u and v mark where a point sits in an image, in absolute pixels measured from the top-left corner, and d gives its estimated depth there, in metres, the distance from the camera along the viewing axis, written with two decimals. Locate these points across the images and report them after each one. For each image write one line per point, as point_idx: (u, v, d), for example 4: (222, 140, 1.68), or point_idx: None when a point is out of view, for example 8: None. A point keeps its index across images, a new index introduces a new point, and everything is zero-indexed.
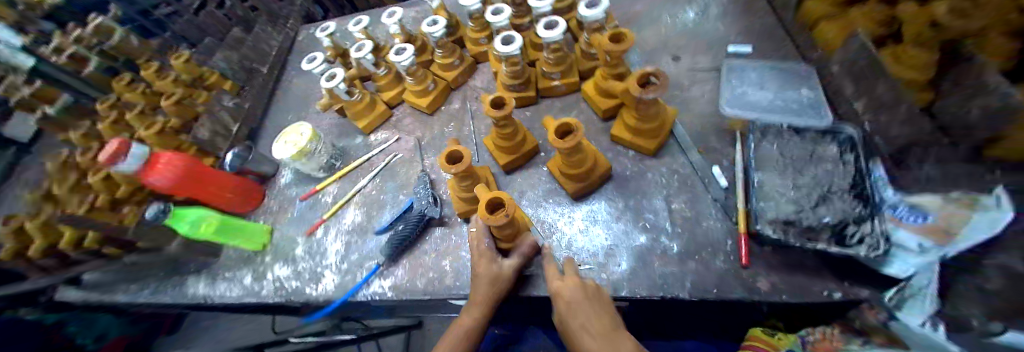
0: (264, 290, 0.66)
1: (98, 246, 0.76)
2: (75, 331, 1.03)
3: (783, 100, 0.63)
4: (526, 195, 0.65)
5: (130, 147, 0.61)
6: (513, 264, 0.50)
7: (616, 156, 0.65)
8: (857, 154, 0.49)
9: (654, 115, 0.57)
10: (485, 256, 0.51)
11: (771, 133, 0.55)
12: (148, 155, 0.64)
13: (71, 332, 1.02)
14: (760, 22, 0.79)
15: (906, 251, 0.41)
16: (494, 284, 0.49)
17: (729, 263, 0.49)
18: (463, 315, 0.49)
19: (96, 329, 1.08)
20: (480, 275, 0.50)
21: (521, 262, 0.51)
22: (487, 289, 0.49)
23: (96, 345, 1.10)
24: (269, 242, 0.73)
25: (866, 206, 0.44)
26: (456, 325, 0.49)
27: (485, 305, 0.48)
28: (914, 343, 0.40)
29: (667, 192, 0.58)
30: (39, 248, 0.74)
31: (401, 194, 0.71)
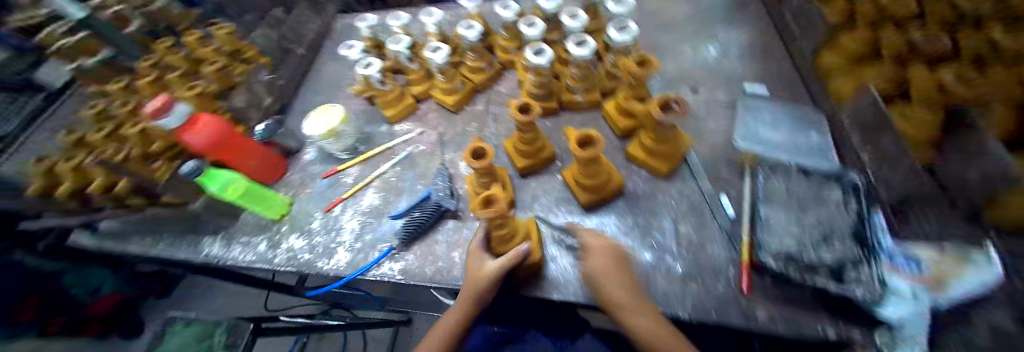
0: (277, 258, 0.69)
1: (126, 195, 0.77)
2: (71, 283, 0.98)
3: (793, 142, 0.66)
4: (539, 201, 0.67)
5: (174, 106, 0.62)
6: (496, 267, 0.49)
7: (630, 174, 0.68)
8: (860, 202, 0.52)
9: (670, 136, 0.61)
10: (478, 256, 0.53)
11: (780, 171, 0.58)
12: (189, 115, 0.65)
13: (67, 283, 0.97)
14: (778, 67, 0.83)
15: (898, 296, 0.44)
16: (480, 283, 0.49)
17: (730, 289, 0.52)
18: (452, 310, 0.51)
19: (93, 283, 1.04)
20: (472, 273, 0.51)
21: (506, 266, 0.49)
22: (475, 286, 0.49)
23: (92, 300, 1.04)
24: (287, 213, 0.76)
25: (865, 251, 0.47)
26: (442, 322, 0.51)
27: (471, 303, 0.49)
28: None
29: (675, 215, 0.62)
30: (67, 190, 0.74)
31: (419, 184, 0.74)
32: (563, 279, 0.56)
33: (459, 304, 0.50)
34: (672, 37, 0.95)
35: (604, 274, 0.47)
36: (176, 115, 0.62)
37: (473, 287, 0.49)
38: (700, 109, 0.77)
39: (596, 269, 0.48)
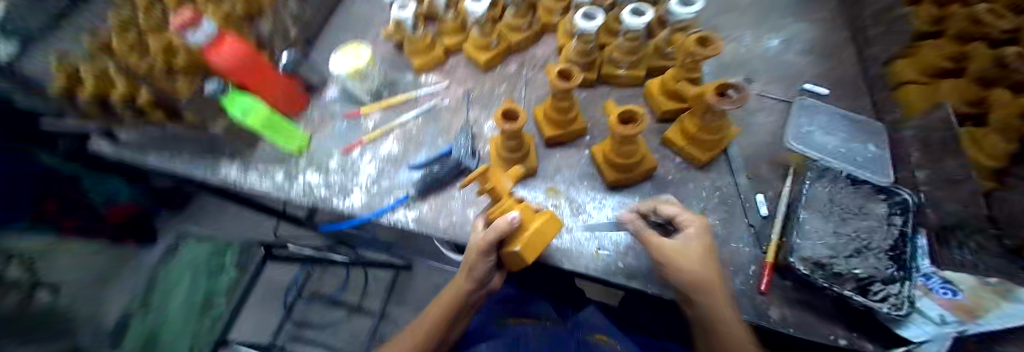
0: (292, 189, 0.69)
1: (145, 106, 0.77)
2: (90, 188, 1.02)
3: (847, 151, 0.62)
4: (562, 173, 0.65)
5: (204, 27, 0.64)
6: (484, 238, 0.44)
7: (663, 159, 0.65)
8: (906, 220, 0.49)
9: (720, 126, 0.57)
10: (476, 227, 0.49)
11: (827, 177, 0.55)
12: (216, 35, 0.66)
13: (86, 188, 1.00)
14: (843, 68, 0.76)
15: (927, 318, 0.43)
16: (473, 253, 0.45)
17: (747, 286, 0.51)
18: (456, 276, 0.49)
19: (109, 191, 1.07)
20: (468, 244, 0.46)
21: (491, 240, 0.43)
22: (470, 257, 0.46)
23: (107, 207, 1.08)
24: (307, 148, 0.74)
25: (900, 269, 0.46)
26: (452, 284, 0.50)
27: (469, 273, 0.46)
28: None
29: (704, 205, 0.59)
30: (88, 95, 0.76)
31: (441, 138, 0.72)
32: (574, 251, 0.54)
33: (460, 278, 0.48)
34: (731, 20, 0.87)
35: (698, 256, 0.41)
36: (204, 30, 0.65)
37: (466, 261, 0.47)
38: (749, 101, 0.72)
39: (688, 249, 0.41)
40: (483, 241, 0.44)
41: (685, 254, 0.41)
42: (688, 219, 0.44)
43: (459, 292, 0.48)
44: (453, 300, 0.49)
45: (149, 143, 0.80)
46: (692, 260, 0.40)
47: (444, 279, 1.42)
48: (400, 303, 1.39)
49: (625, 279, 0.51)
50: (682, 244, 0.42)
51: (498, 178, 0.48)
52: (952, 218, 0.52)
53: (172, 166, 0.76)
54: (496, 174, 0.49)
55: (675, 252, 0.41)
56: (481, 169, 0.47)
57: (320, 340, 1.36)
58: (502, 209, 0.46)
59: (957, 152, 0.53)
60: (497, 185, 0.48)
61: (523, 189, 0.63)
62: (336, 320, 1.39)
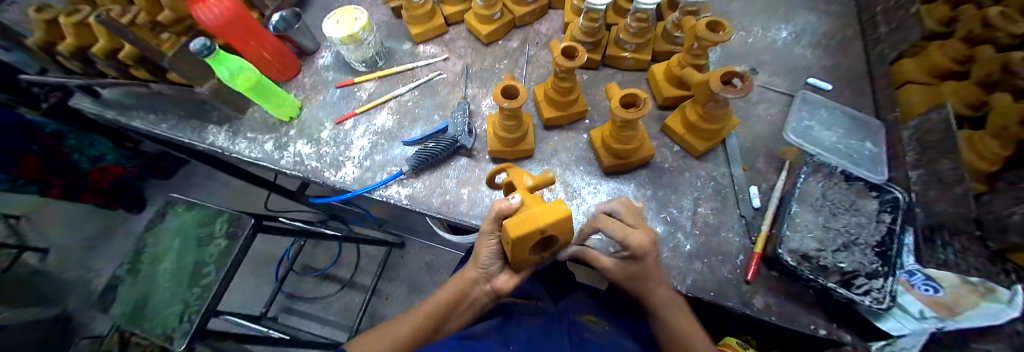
0: (283, 160, 0.67)
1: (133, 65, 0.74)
2: (73, 146, 1.05)
3: (845, 147, 0.62)
4: (558, 156, 0.64)
5: None
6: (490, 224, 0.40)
7: (660, 146, 0.64)
8: (895, 217, 0.51)
9: (723, 116, 0.55)
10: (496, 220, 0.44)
11: (822, 173, 0.55)
12: None
13: (69, 145, 1.04)
14: (850, 63, 0.75)
15: (908, 313, 0.45)
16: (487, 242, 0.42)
17: (735, 275, 0.52)
18: (469, 267, 0.47)
19: (94, 151, 1.10)
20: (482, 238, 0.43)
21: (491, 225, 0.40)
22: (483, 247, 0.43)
23: (90, 166, 1.12)
24: (298, 117, 0.73)
25: (884, 264, 0.47)
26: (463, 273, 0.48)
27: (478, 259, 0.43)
28: None
29: (698, 194, 0.59)
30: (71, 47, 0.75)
31: (437, 114, 0.71)
32: None
33: (470, 267, 0.47)
34: (741, 8, 0.84)
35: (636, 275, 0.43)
36: None
37: (476, 249, 0.44)
38: (753, 92, 0.71)
39: (620, 268, 0.44)
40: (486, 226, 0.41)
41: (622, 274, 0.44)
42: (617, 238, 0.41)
43: (459, 284, 0.48)
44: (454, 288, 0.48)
45: (143, 106, 0.79)
46: (624, 276, 0.45)
47: (437, 255, 1.43)
48: (393, 277, 1.40)
49: None
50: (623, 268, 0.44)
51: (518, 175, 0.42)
52: (936, 218, 0.54)
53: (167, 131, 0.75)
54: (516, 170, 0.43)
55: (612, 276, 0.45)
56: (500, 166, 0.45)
57: (314, 309, 1.38)
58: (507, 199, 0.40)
59: (955, 153, 0.53)
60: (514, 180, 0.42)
61: None
62: (329, 292, 1.41)
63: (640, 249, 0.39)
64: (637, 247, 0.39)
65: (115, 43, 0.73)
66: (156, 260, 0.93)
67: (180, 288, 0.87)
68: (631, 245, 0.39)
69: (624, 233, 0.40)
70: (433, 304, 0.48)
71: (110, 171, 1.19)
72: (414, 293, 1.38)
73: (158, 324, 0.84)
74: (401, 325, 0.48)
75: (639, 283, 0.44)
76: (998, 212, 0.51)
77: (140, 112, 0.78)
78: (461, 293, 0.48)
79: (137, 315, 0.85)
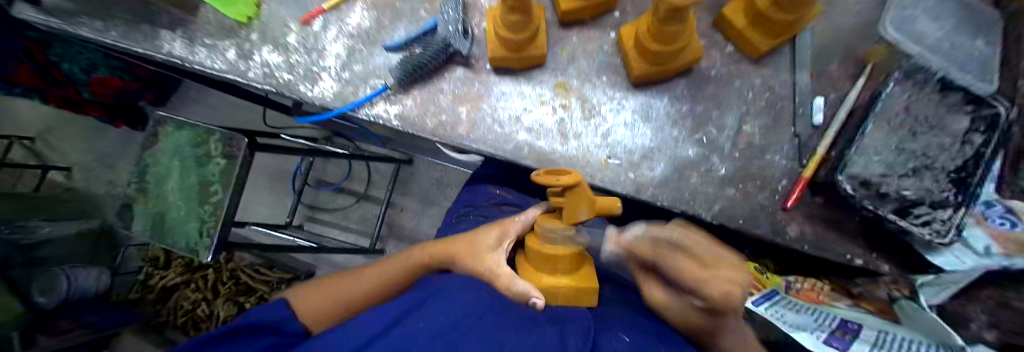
0: (250, 71, 0.56)
1: None
2: None
3: (953, 44, 0.48)
4: (577, 63, 0.52)
5: None
6: (491, 236, 0.44)
7: (709, 46, 0.51)
8: (987, 137, 0.40)
9: (805, 1, 0.40)
10: (501, 223, 0.46)
11: (914, 80, 0.44)
12: None
13: None
14: None
15: (970, 249, 0.38)
16: (475, 236, 0.45)
17: (771, 202, 0.48)
18: (437, 245, 0.49)
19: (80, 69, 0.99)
20: (472, 232, 0.46)
21: (495, 243, 0.44)
22: (468, 236, 0.46)
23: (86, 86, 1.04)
24: (258, 17, 0.59)
25: (958, 193, 0.40)
26: (424, 248, 0.49)
27: (457, 244, 0.46)
28: (905, 316, 0.35)
29: (746, 110, 0.49)
30: None
31: (424, 9, 0.57)
32: (587, 159, 0.49)
33: (440, 245, 0.49)
34: None
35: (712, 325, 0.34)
36: None
37: (458, 238, 0.47)
38: None
39: (686, 306, 0.37)
40: (483, 241, 0.44)
41: (680, 317, 0.37)
42: (686, 281, 0.34)
43: (421, 260, 0.48)
44: (422, 256, 0.48)
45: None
46: (694, 320, 0.36)
47: (447, 171, 1.40)
48: (405, 192, 1.42)
49: (632, 190, 0.48)
50: (685, 310, 0.37)
51: (576, 206, 0.35)
52: None
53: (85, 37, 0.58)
54: (580, 197, 0.35)
55: (672, 313, 0.38)
56: (570, 183, 0.33)
57: (335, 219, 1.45)
58: (550, 235, 0.38)
59: None
60: (569, 207, 0.36)
61: (527, 85, 0.52)
62: (346, 204, 1.45)
63: (722, 306, 0.31)
64: (718, 303, 0.30)
65: None
66: (160, 181, 0.91)
67: (194, 205, 0.87)
68: (710, 297, 0.31)
69: (698, 283, 0.32)
70: (387, 275, 0.48)
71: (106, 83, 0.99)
72: (427, 207, 1.41)
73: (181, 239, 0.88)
74: (358, 282, 0.48)
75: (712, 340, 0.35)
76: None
77: (80, 15, 0.59)
78: (419, 270, 0.48)
79: (161, 231, 0.90)
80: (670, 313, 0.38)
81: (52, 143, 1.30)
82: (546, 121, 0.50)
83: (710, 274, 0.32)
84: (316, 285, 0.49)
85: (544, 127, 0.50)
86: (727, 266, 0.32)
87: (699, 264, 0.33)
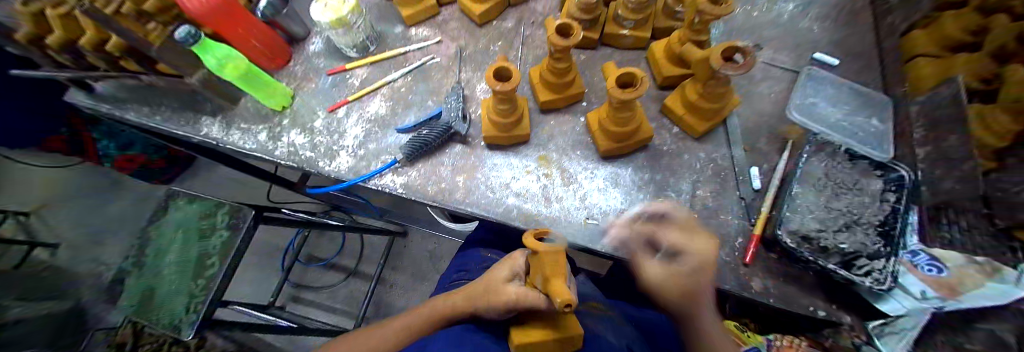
0: (277, 150, 0.65)
1: (95, 53, 0.66)
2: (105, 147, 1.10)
3: (850, 124, 0.62)
4: (555, 141, 0.63)
5: (182, 26, 0.52)
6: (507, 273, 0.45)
7: (659, 128, 0.63)
8: (899, 196, 0.50)
9: (723, 95, 0.53)
10: (508, 262, 0.47)
11: (825, 152, 0.55)
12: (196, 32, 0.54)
13: (103, 146, 1.10)
14: (858, 37, 0.72)
15: (908, 294, 0.44)
16: (495, 272, 0.46)
17: (732, 257, 0.53)
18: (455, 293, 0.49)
19: (124, 138, 1.10)
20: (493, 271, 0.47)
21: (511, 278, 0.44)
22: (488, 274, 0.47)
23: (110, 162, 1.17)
24: (290, 106, 0.71)
25: (886, 244, 0.47)
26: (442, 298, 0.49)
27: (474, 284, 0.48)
28: None
29: (697, 178, 0.59)
30: (26, 36, 0.64)
31: (431, 100, 0.70)
32: (567, 220, 0.55)
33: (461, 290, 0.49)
34: None
35: (693, 289, 0.35)
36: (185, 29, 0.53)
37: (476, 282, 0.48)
38: (756, 70, 0.68)
39: (676, 281, 0.35)
40: (497, 275, 0.45)
41: (674, 290, 0.35)
42: (682, 246, 0.35)
43: (441, 309, 0.47)
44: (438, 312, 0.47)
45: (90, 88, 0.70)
46: (679, 290, 0.35)
47: (439, 245, 1.43)
48: (396, 266, 1.42)
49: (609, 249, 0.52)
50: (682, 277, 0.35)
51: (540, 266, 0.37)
52: (944, 196, 0.52)
53: (139, 120, 0.69)
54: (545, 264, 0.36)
55: (659, 286, 0.36)
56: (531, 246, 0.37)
57: (321, 298, 1.40)
58: (524, 296, 0.39)
59: (959, 127, 0.51)
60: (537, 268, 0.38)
61: (514, 158, 0.62)
62: (334, 281, 1.43)
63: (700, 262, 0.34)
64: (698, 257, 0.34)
65: (103, 33, 0.64)
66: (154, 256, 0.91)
67: (184, 280, 0.85)
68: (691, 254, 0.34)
69: (690, 238, 0.35)
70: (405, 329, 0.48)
71: (132, 160, 1.15)
72: (417, 281, 1.39)
73: (165, 314, 0.82)
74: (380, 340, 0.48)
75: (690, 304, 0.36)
76: (1007, 189, 0.45)
77: (131, 105, 0.70)
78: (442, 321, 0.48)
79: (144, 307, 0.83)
80: (664, 286, 0.36)
81: (48, 218, 1.26)
82: (532, 187, 0.58)
83: (690, 235, 0.36)
84: (341, 343, 0.49)
85: (530, 193, 0.58)
86: (700, 235, 0.36)
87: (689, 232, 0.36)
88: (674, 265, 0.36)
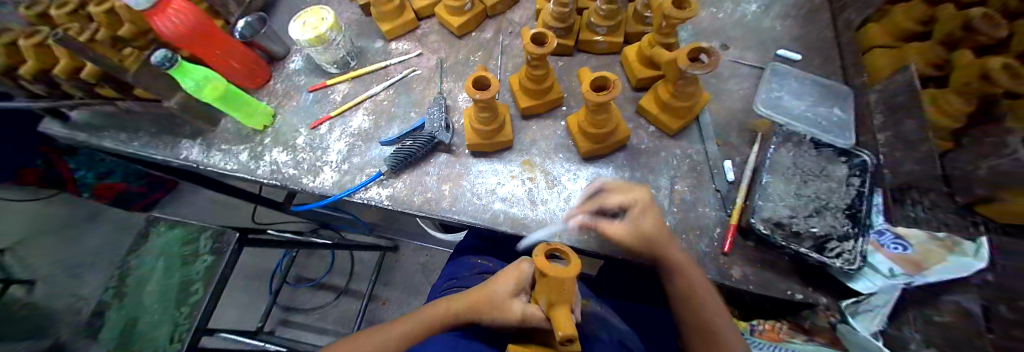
0: (259, 169, 0.65)
1: (68, 81, 0.65)
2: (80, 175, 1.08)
3: (814, 115, 0.65)
4: (537, 145, 0.64)
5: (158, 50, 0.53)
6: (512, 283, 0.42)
7: (637, 128, 0.65)
8: (863, 180, 0.52)
9: (692, 93, 0.55)
10: (512, 270, 0.44)
11: (792, 142, 0.58)
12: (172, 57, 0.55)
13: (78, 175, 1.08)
14: (818, 33, 0.77)
15: (878, 273, 0.47)
16: (499, 279, 0.44)
17: (712, 248, 0.55)
18: (455, 298, 0.47)
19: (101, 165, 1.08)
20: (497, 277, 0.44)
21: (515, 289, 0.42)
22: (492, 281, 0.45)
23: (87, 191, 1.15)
24: (272, 124, 0.70)
25: (854, 226, 0.49)
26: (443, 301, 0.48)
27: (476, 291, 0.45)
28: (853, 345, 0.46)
29: (674, 173, 0.61)
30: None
31: (413, 112, 0.71)
32: (552, 222, 0.56)
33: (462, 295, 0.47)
34: None
35: (650, 233, 0.45)
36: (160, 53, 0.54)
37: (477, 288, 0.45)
38: (724, 68, 0.72)
39: (637, 230, 0.45)
40: (501, 284, 0.43)
41: (635, 238, 0.46)
42: (629, 199, 0.46)
43: (442, 312, 0.47)
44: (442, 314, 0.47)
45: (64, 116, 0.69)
46: (642, 237, 0.45)
47: (431, 256, 1.42)
48: (389, 280, 1.40)
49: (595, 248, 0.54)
50: (634, 227, 0.46)
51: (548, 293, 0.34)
52: (905, 177, 0.54)
53: (115, 146, 0.68)
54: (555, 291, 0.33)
55: (627, 239, 0.46)
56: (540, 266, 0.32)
57: (310, 320, 1.37)
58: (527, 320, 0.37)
59: (913, 112, 0.54)
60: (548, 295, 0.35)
61: (499, 164, 0.63)
62: (325, 301, 1.40)
63: (642, 205, 0.46)
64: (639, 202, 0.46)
65: (77, 61, 0.64)
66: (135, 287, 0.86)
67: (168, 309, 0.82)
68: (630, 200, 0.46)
69: (629, 193, 0.47)
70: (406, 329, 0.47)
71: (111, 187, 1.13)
72: (411, 295, 1.38)
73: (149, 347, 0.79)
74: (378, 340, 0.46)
75: (655, 249, 0.45)
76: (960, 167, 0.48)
77: (107, 131, 0.69)
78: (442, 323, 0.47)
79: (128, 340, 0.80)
80: (628, 236, 0.46)
81: None
82: (517, 191, 0.60)
83: (632, 193, 0.48)
84: (339, 346, 0.47)
85: (516, 197, 0.59)
86: (638, 191, 0.48)
87: (629, 191, 0.48)
88: (629, 218, 0.46)
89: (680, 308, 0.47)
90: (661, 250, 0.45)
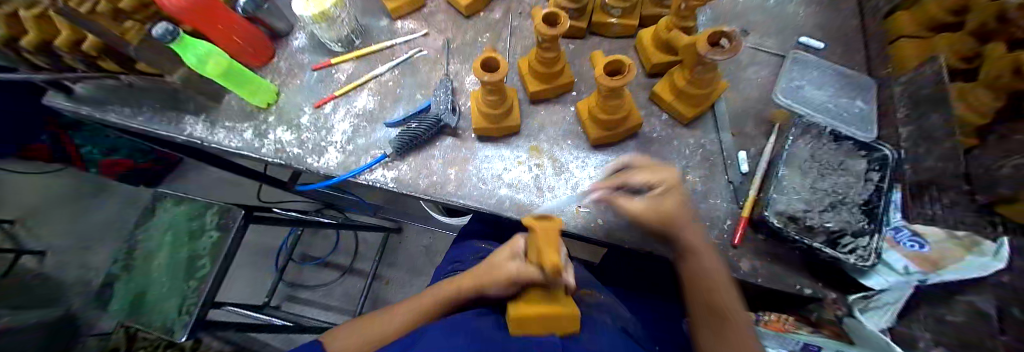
0: (264, 148, 0.64)
1: (69, 53, 0.64)
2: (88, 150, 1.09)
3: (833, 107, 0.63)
4: (546, 130, 0.63)
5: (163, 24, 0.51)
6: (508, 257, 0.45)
7: (649, 115, 0.63)
8: (882, 175, 0.50)
9: (710, 81, 0.53)
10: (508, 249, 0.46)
11: (811, 134, 0.55)
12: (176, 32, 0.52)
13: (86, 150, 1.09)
14: (842, 20, 0.73)
15: (892, 270, 0.45)
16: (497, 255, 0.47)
17: (722, 240, 0.54)
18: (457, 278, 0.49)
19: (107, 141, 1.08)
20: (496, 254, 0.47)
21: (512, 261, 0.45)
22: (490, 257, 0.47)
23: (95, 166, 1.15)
24: (275, 103, 0.69)
25: (870, 222, 0.48)
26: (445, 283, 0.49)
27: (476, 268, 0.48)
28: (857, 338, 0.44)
29: (686, 163, 0.59)
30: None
31: (419, 93, 0.69)
32: (559, 209, 0.55)
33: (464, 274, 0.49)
34: None
35: (667, 211, 0.44)
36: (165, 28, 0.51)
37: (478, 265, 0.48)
38: (742, 55, 0.69)
39: (659, 209, 0.44)
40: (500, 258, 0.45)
41: (654, 215, 0.45)
42: (653, 177, 0.45)
43: (445, 292, 0.48)
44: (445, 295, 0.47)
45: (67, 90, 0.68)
46: (662, 215, 0.44)
47: (435, 239, 1.43)
48: (392, 262, 1.41)
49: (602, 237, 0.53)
50: (654, 204, 0.45)
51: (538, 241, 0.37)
52: (927, 174, 0.52)
53: (120, 121, 0.67)
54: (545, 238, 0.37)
55: (644, 216, 0.45)
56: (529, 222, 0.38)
57: (318, 294, 1.40)
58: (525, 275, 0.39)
59: (940, 106, 0.52)
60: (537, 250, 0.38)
61: (506, 150, 0.61)
62: (330, 280, 1.42)
63: (666, 185, 0.45)
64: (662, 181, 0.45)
65: (78, 33, 0.62)
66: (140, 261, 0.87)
67: (176, 281, 0.83)
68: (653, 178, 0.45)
69: (654, 172, 0.46)
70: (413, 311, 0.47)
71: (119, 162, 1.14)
72: (414, 276, 1.39)
73: (158, 318, 0.80)
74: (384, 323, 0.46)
75: (674, 227, 0.44)
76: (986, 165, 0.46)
77: (113, 105, 0.68)
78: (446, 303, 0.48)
79: (137, 310, 0.81)
80: (646, 213, 0.45)
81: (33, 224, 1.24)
82: (524, 177, 0.58)
83: (659, 170, 0.47)
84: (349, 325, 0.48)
85: (522, 183, 0.58)
86: (663, 171, 0.46)
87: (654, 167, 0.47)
88: (650, 195, 0.45)
89: (686, 288, 0.46)
90: (676, 227, 0.44)
